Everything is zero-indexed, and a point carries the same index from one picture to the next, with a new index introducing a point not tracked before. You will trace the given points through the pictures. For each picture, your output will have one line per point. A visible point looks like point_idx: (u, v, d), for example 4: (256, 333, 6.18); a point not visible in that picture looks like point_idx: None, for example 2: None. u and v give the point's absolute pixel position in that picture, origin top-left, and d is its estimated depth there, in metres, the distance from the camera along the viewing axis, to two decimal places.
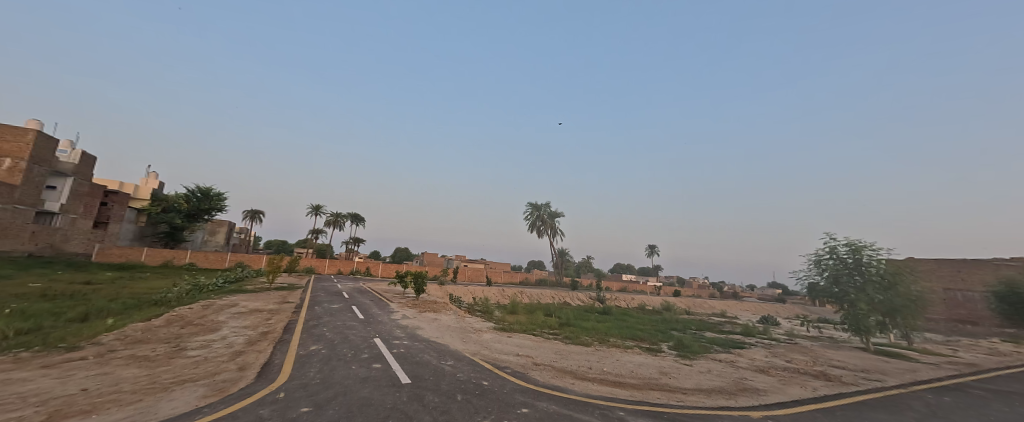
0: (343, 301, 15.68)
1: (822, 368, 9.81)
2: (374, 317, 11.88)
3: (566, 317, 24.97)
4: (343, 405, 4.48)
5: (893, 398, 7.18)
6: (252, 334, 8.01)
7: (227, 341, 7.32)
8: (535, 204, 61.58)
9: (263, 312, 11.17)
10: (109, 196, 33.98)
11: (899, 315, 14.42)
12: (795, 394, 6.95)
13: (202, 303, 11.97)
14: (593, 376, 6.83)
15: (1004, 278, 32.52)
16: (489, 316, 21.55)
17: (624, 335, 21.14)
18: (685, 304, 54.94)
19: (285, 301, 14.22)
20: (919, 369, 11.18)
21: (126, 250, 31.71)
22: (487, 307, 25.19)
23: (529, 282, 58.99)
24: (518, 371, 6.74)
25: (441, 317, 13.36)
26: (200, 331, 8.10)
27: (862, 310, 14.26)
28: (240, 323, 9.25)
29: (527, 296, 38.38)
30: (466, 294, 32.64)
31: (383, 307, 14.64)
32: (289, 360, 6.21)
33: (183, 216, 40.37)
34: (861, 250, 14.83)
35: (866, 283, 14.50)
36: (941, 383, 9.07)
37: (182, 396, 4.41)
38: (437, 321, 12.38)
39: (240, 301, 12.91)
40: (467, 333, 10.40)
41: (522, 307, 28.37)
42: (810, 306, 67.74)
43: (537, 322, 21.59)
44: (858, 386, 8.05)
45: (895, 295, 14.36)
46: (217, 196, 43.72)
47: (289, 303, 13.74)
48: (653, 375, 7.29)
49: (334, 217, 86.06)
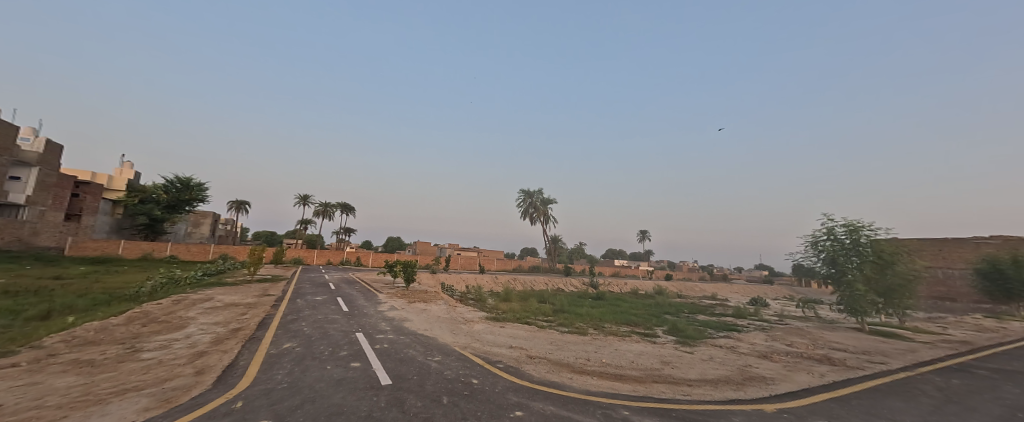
0: (328, 292, 14.99)
1: (824, 351, 9.55)
2: (359, 309, 11.26)
3: (560, 304, 24.71)
4: (309, 415, 3.87)
5: (904, 383, 6.86)
6: (220, 332, 7.35)
7: (190, 340, 6.65)
8: (527, 190, 61.18)
9: (239, 306, 10.46)
10: (80, 187, 32.45)
11: (895, 294, 14.30)
12: (804, 381, 6.59)
13: (173, 298, 11.18)
14: (592, 370, 6.33)
15: (986, 255, 33.16)
16: (482, 305, 21.12)
17: (619, 321, 20.97)
18: (676, 287, 55.58)
19: (265, 294, 13.48)
20: (917, 349, 11.04)
21: (102, 243, 30.43)
22: (480, 295, 24.82)
23: (522, 269, 58.83)
24: (511, 367, 6.21)
25: (431, 307, 12.79)
26: (163, 329, 7.42)
27: (859, 291, 14.07)
28: (210, 319, 8.55)
29: (520, 284, 38.05)
30: (459, 283, 32.15)
31: (371, 298, 14.02)
32: (256, 361, 5.60)
33: (162, 208, 39.01)
34: (859, 230, 14.59)
35: (864, 264, 14.28)
36: (944, 364, 8.85)
37: (118, 410, 3.78)
38: (427, 311, 11.82)
39: (216, 295, 12.19)
40: (457, 324, 9.86)
41: (515, 294, 28.13)
42: (796, 288, 69.03)
43: (531, 309, 21.25)
44: (865, 371, 7.73)
45: (891, 275, 14.21)
46: (198, 187, 42.64)
47: (270, 296, 13.04)
48: (654, 365, 6.84)
49: (323, 207, 84.47)
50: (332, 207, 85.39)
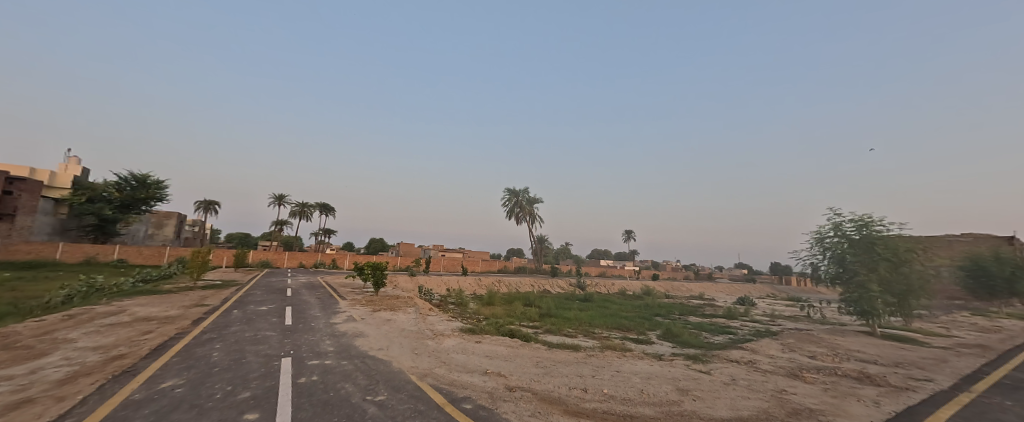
0: (279, 300, 12.91)
1: (854, 365, 8.18)
2: (306, 321, 9.33)
3: (546, 307, 23.10)
4: None
5: (979, 412, 5.46)
6: (83, 365, 5.34)
7: (23, 381, 4.66)
8: (513, 189, 59.76)
9: (148, 322, 8.37)
10: (15, 184, 30.14)
11: (910, 296, 13.07)
12: (864, 414, 5.09)
13: (67, 313, 8.98)
14: (592, 409, 4.65)
15: (967, 253, 33.17)
16: (462, 310, 19.29)
17: (610, 325, 19.50)
18: (663, 287, 54.86)
19: (199, 303, 11.35)
20: (945, 358, 9.83)
21: (36, 246, 27.24)
22: (461, 299, 23.00)
23: (507, 270, 57.11)
24: (481, 409, 4.44)
25: (398, 316, 10.92)
26: (5, 361, 5.40)
27: (873, 293, 12.79)
28: (92, 343, 6.52)
29: (505, 286, 36.32)
30: (439, 285, 30.22)
31: (327, 307, 11.99)
32: (92, 418, 3.69)
33: (114, 207, 35.80)
34: (869, 226, 13.39)
35: (877, 263, 12.96)
36: (994, 379, 7.56)
37: None
38: (390, 322, 9.96)
39: (131, 307, 10.04)
40: (423, 340, 8.06)
41: (499, 297, 26.42)
42: (779, 288, 69.38)
43: (516, 314, 19.57)
44: (920, 393, 6.33)
45: (908, 275, 12.99)
46: (156, 185, 39.58)
47: (203, 306, 10.92)
48: (671, 397, 5.23)
49: (300, 207, 80.87)
50: (310, 207, 81.98)
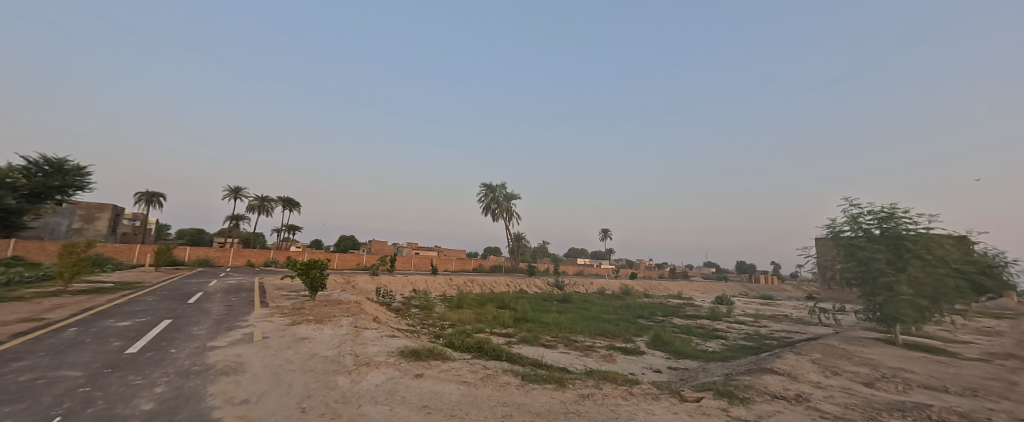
0: (166, 310, 9.67)
1: (930, 399, 6.09)
2: (171, 345, 6.33)
3: (522, 310, 20.49)
4: None
5: None
6: None
7: None
8: (489, 184, 57.11)
9: None
10: None
11: (940, 299, 11.37)
12: None
13: None
14: None
15: None
16: (422, 315, 16.49)
17: (593, 330, 17.33)
18: (642, 286, 53.78)
19: (30, 318, 7.98)
20: (1007, 379, 8.01)
21: None
22: (425, 301, 20.11)
23: (482, 269, 54.20)
24: None
25: (320, 333, 8.06)
26: None
27: (904, 295, 10.92)
28: None
29: (478, 286, 33.68)
30: (403, 286, 27.00)
31: (229, 319, 8.93)
32: None
33: (20, 196, 30.48)
34: (894, 218, 11.58)
35: (905, 262, 11.19)
36: None
37: None
38: (304, 342, 7.14)
39: None
40: (333, 378, 5.27)
41: (470, 298, 23.73)
42: (751, 285, 69.96)
43: (486, 319, 16.91)
44: None
45: (941, 274, 11.20)
46: (76, 171, 34.25)
47: (30, 321, 7.60)
48: None
49: (260, 201, 74.98)
50: (270, 202, 76.10)
